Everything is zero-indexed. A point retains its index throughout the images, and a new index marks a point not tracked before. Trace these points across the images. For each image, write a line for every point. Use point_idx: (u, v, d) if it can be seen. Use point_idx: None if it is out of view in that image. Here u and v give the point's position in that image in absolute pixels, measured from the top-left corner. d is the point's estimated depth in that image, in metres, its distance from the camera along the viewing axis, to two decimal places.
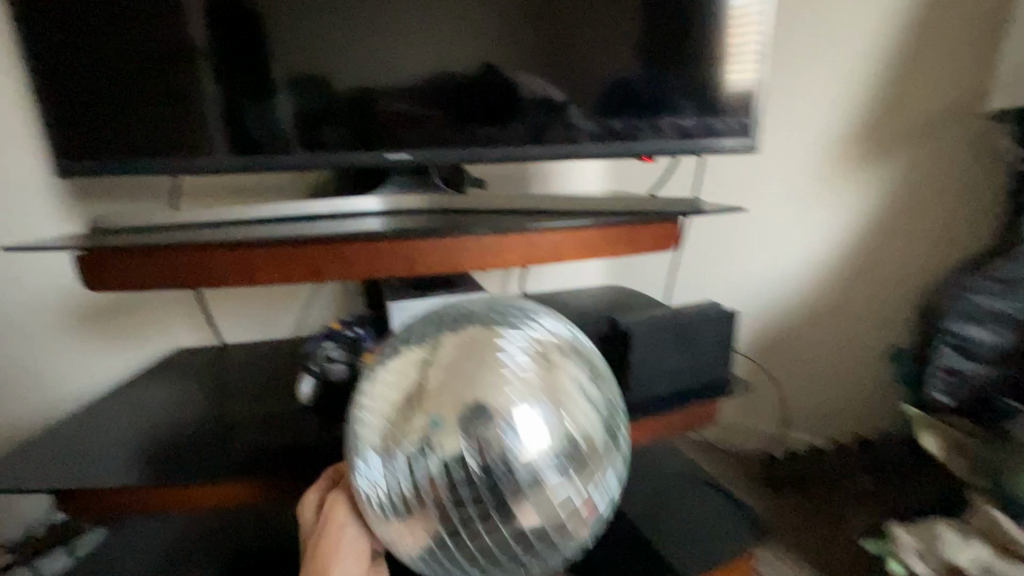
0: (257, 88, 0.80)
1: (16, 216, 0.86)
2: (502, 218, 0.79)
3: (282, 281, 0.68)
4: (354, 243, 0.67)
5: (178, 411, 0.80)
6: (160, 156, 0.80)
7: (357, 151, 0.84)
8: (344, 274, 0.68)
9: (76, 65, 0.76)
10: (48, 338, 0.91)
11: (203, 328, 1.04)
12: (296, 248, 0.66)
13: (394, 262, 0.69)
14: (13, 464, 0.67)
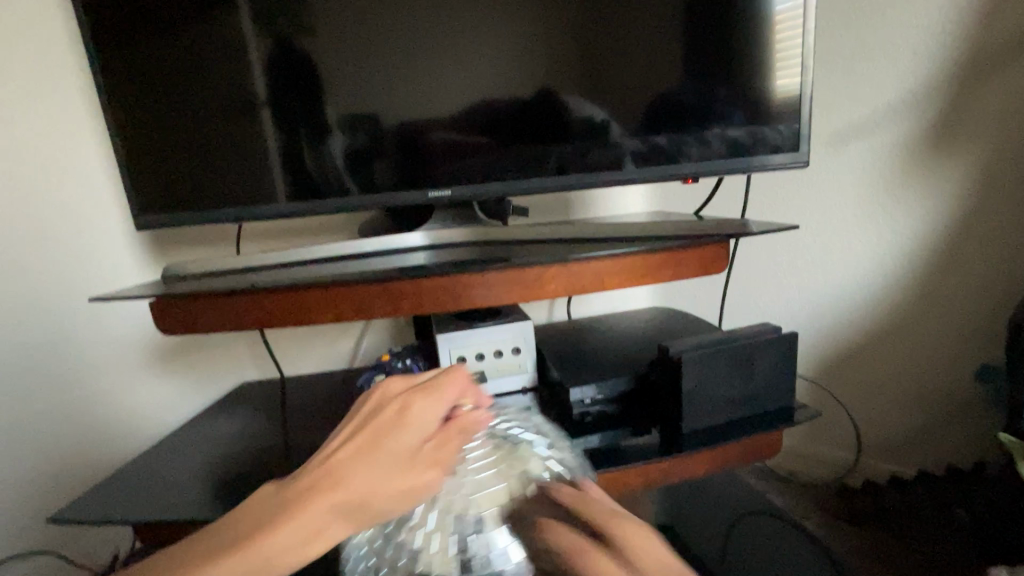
0: (311, 138, 0.86)
1: (105, 271, 0.95)
2: (544, 248, 0.79)
3: (334, 321, 0.71)
4: (400, 281, 0.69)
5: (243, 443, 0.84)
6: (227, 205, 0.87)
7: (402, 190, 0.87)
8: (391, 311, 0.70)
9: (155, 127, 0.84)
10: (131, 376, 0.99)
11: (268, 362, 1.10)
12: (347, 290, 0.69)
13: (440, 298, 0.70)
14: (101, 496, 0.72)
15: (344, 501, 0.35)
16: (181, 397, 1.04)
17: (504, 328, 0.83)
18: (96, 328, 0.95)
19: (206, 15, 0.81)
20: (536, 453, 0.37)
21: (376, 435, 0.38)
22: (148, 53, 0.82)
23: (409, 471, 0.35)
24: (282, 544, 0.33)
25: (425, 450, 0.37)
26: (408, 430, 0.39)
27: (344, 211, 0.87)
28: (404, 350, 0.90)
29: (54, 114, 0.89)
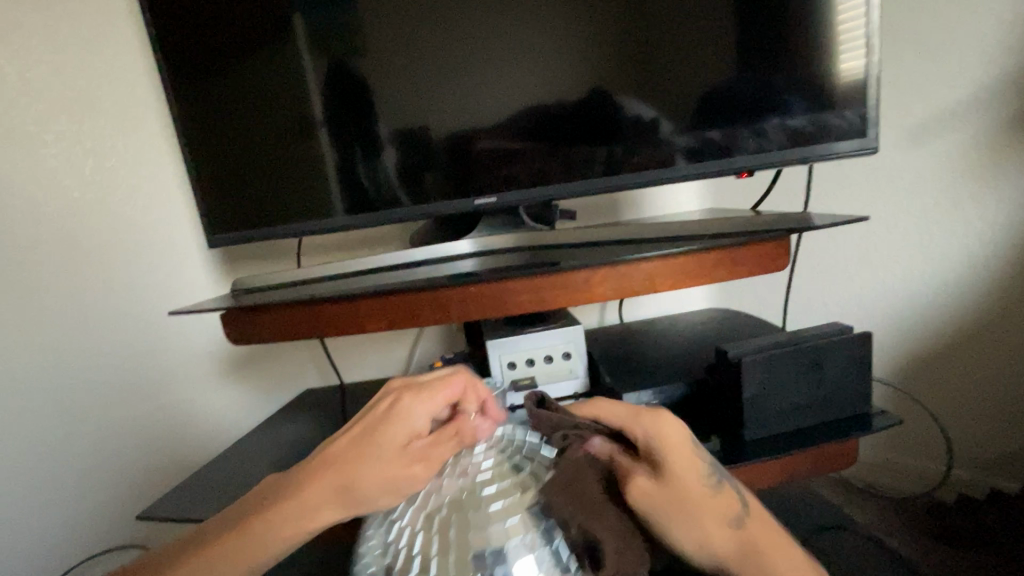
0: (363, 153, 0.89)
1: (182, 286, 1.03)
2: (591, 251, 0.78)
3: (386, 328, 0.73)
4: (446, 287, 0.70)
5: (306, 445, 0.88)
6: (290, 220, 0.92)
7: (450, 199, 0.89)
8: (439, 317, 0.71)
9: (224, 150, 0.90)
10: (208, 382, 1.06)
11: (328, 368, 1.15)
12: (398, 298, 0.71)
13: (487, 304, 0.70)
14: (181, 495, 0.78)
15: (342, 483, 0.41)
16: (253, 401, 1.11)
17: (555, 334, 0.82)
18: (175, 339, 1.03)
19: (265, 45, 0.86)
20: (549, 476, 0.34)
21: (380, 428, 0.43)
22: (216, 83, 0.88)
23: (395, 466, 0.38)
24: (278, 519, 0.42)
25: (412, 448, 0.39)
26: (402, 425, 0.42)
27: (395, 222, 0.90)
28: (455, 357, 0.91)
29: (139, 145, 0.98)
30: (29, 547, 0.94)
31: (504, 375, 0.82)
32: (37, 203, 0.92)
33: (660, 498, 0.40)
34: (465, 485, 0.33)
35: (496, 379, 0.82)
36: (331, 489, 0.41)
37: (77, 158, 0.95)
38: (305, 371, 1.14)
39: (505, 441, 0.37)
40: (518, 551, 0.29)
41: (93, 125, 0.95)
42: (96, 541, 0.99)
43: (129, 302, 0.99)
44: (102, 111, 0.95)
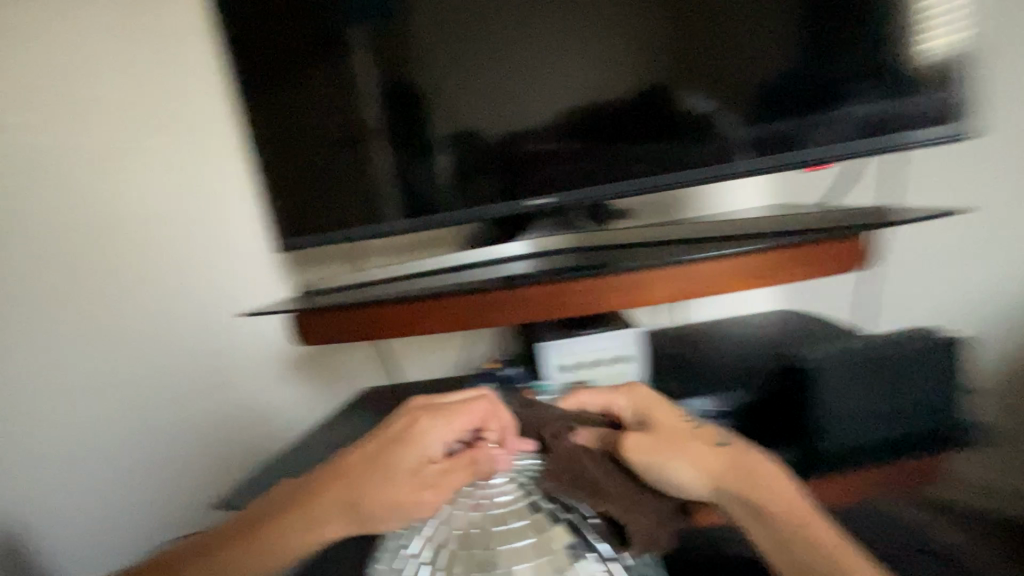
0: (419, 155, 0.91)
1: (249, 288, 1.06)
2: (646, 251, 0.75)
3: (438, 330, 0.74)
4: (498, 290, 0.70)
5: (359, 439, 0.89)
6: (349, 223, 0.94)
7: (504, 201, 0.89)
8: (490, 320, 0.72)
9: (289, 157, 0.94)
10: (272, 378, 1.11)
11: (382, 366, 1.16)
12: (449, 300, 0.72)
13: (539, 305, 0.70)
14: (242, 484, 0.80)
15: (355, 500, 0.49)
16: (317, 393, 1.13)
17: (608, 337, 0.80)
18: (244, 335, 1.08)
19: (329, 55, 0.90)
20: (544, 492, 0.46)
21: (402, 446, 0.51)
22: (283, 93, 0.93)
23: (416, 487, 0.48)
24: (289, 528, 0.50)
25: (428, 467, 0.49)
26: (416, 449, 0.51)
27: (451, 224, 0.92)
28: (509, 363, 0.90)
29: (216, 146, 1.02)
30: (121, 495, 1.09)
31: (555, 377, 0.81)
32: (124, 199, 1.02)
33: (650, 444, 0.53)
34: (481, 516, 0.44)
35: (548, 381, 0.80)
36: (340, 501, 0.50)
37: (166, 160, 1.02)
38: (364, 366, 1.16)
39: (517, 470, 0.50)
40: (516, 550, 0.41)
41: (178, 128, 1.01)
42: None
43: (205, 292, 1.06)
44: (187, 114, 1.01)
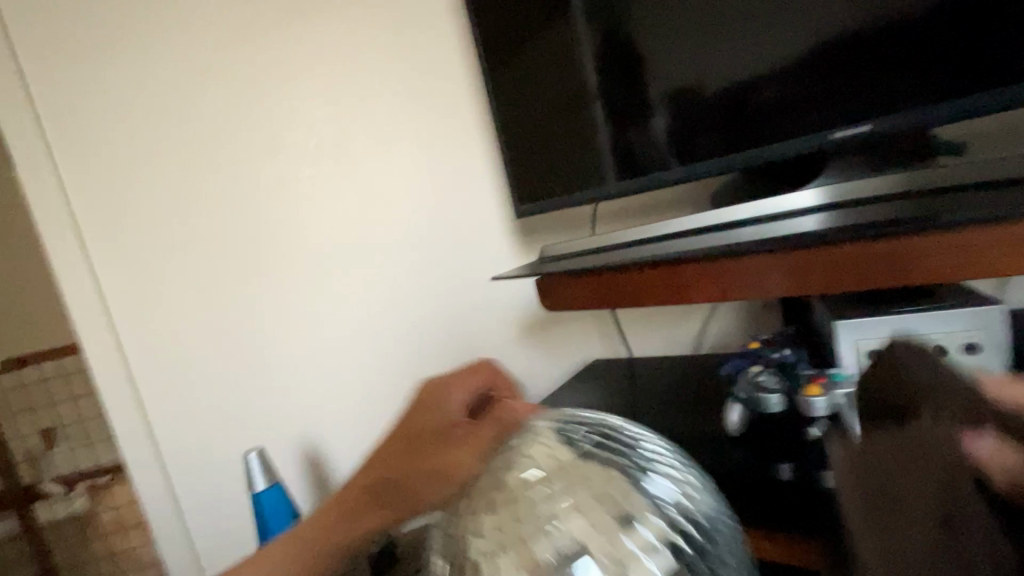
0: (637, 117, 0.82)
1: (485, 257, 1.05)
2: (1015, 193, 0.46)
3: (718, 299, 0.57)
4: (810, 249, 0.50)
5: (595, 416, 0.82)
6: (570, 192, 0.91)
7: (752, 149, 0.72)
8: (796, 290, 0.52)
9: (508, 134, 0.95)
10: (505, 347, 1.08)
11: (612, 340, 1.08)
12: (734, 263, 0.55)
13: (835, 274, 0.49)
14: None
15: (385, 489, 0.43)
16: (543, 368, 1.09)
17: (953, 317, 0.54)
18: (473, 307, 1.06)
19: (540, 21, 0.87)
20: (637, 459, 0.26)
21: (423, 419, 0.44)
22: (502, 72, 0.93)
23: (442, 450, 0.37)
24: (338, 532, 0.44)
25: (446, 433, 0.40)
26: (441, 414, 0.43)
27: (682, 181, 0.78)
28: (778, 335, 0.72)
29: (456, 127, 1.02)
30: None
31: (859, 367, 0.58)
32: (289, 181, 1.02)
33: None
34: (512, 474, 0.25)
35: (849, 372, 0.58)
36: (378, 506, 0.42)
37: (411, 145, 1.03)
38: (588, 339, 1.09)
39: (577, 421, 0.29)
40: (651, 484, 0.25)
41: (414, 111, 1.02)
42: None
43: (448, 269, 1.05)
44: (426, 96, 1.02)
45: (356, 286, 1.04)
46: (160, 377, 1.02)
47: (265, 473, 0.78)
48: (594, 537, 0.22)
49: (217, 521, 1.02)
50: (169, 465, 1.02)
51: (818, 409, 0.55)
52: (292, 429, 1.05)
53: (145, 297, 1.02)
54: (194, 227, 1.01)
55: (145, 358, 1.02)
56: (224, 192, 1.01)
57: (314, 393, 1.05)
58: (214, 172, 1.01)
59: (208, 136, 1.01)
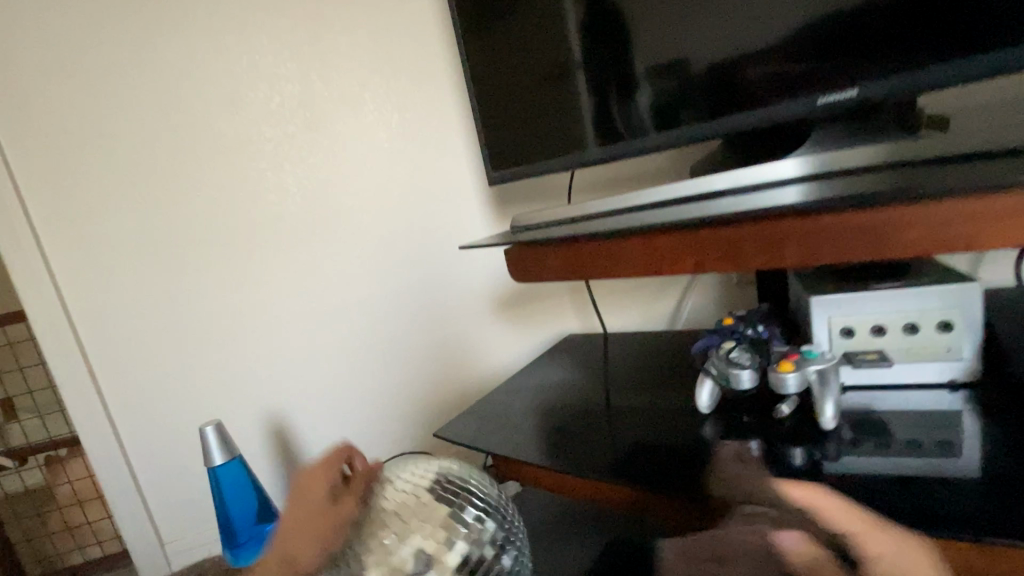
0: (620, 84, 0.77)
1: (462, 225, 1.02)
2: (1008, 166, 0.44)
3: (688, 272, 0.53)
4: (789, 220, 0.47)
5: (566, 391, 0.81)
6: (549, 159, 0.86)
7: (739, 112, 0.68)
8: (771, 263, 0.49)
9: (484, 97, 0.90)
10: (479, 320, 1.05)
11: (589, 315, 1.06)
12: (708, 232, 0.51)
13: (816, 247, 0.46)
14: (458, 419, 0.78)
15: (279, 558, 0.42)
16: (519, 344, 1.07)
17: (929, 293, 0.53)
18: (449, 279, 1.03)
19: None
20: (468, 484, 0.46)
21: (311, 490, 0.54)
22: (478, 29, 0.87)
23: (327, 512, 0.43)
24: None
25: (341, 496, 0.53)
26: (320, 485, 0.47)
27: (669, 147, 0.74)
28: (757, 311, 0.70)
29: (431, 96, 0.99)
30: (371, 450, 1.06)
31: (831, 343, 0.57)
32: (246, 145, 0.94)
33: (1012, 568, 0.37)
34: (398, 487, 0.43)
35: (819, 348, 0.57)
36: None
37: (384, 112, 0.98)
38: (566, 314, 1.07)
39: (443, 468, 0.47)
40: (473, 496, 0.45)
41: (387, 76, 0.97)
42: (383, 452, 1.07)
43: (421, 244, 1.01)
44: (401, 61, 0.97)
45: (323, 259, 0.99)
46: (110, 358, 0.95)
47: (223, 447, 0.75)
48: (440, 524, 0.41)
49: (183, 502, 1.01)
50: (130, 449, 0.98)
51: (789, 386, 0.54)
52: (255, 406, 1.01)
53: (91, 272, 0.92)
54: (141, 195, 0.92)
55: (96, 339, 0.94)
56: (174, 155, 0.92)
57: (278, 371, 1.01)
58: (167, 130, 0.92)
59: (159, 92, 0.91)
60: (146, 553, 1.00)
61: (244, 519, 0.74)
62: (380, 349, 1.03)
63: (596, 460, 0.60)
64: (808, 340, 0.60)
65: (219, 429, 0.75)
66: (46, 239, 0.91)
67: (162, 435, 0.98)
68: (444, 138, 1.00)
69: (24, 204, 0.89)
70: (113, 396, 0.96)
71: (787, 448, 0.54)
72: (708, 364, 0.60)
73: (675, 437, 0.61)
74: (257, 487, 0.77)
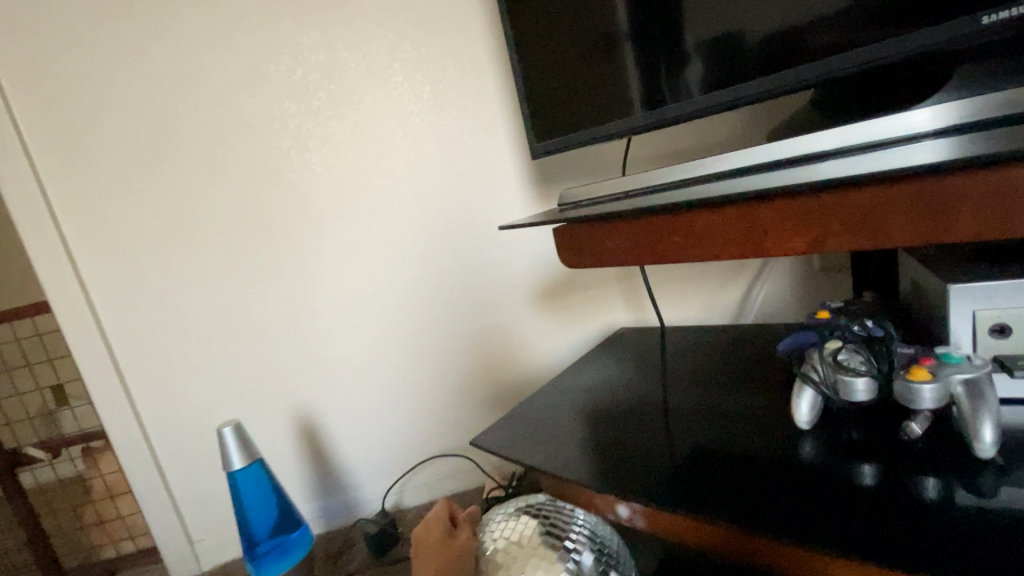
0: (672, 39, 0.62)
1: (499, 205, 0.93)
2: None
3: (804, 249, 0.41)
4: (941, 180, 0.35)
5: (619, 389, 0.72)
6: (587, 128, 0.72)
7: (834, 55, 0.52)
8: (931, 235, 0.36)
9: (517, 55, 0.76)
10: (519, 311, 0.96)
11: (641, 305, 0.95)
12: (833, 197, 0.39)
13: (980, 216, 0.34)
14: (498, 425, 0.69)
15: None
16: (562, 338, 0.97)
17: None
18: (486, 266, 0.94)
19: None
20: (563, 514, 0.52)
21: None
22: None
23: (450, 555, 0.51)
24: None
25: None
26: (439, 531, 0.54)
27: (743, 103, 0.58)
28: (858, 300, 0.58)
29: (465, 62, 0.88)
30: (402, 450, 0.99)
31: (976, 345, 0.45)
32: (266, 125, 0.87)
33: None
34: (507, 528, 0.52)
35: (961, 349, 0.45)
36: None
37: (414, 82, 0.88)
38: (614, 305, 0.96)
39: (541, 505, 0.54)
40: (570, 520, 0.52)
41: (417, 41, 0.87)
42: (418, 452, 1.00)
43: (454, 229, 0.93)
44: (432, 24, 0.87)
45: (350, 246, 0.92)
46: (135, 350, 0.91)
47: (242, 449, 0.68)
48: (547, 552, 0.48)
49: (211, 499, 0.97)
50: (156, 445, 0.94)
51: (925, 400, 0.42)
52: (281, 402, 0.95)
53: (113, 262, 0.88)
54: (161, 178, 0.87)
55: (119, 330, 0.90)
56: (192, 137, 0.86)
57: (305, 366, 0.95)
58: (185, 108, 0.86)
59: (176, 65, 0.84)
60: (175, 551, 0.97)
61: (265, 526, 0.68)
62: (412, 342, 0.96)
63: (665, 485, 0.50)
64: (940, 340, 0.48)
65: (238, 430, 0.69)
66: (65, 225, 0.87)
67: (189, 430, 0.94)
68: (479, 109, 0.90)
69: (43, 188, 0.85)
70: (138, 389, 0.92)
71: (917, 478, 0.43)
72: (807, 369, 0.49)
73: (762, 456, 0.50)
74: (279, 491, 0.71)
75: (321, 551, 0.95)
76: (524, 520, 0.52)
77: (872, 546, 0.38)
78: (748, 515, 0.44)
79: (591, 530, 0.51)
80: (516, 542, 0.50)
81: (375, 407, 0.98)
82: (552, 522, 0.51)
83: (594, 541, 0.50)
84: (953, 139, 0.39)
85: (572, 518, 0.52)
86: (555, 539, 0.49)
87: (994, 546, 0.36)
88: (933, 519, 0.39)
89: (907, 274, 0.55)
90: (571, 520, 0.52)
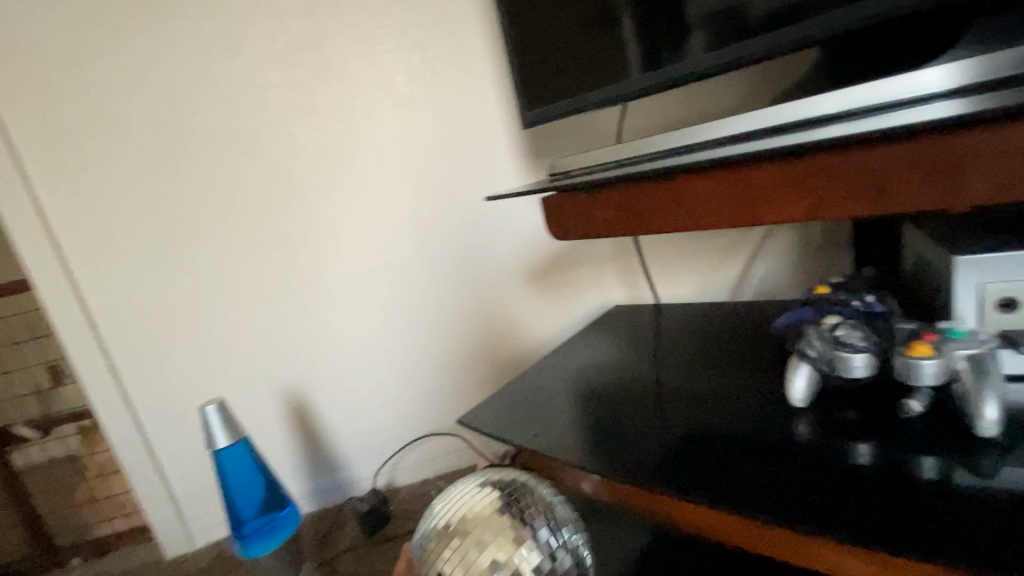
0: (667, 1, 0.59)
1: (491, 179, 0.90)
2: None
3: (803, 217, 0.39)
4: (951, 141, 0.33)
5: (610, 367, 0.70)
6: (580, 95, 0.69)
7: (841, 11, 0.48)
8: (938, 200, 0.34)
9: (508, 20, 0.72)
10: (511, 289, 0.94)
11: (636, 283, 0.93)
12: (835, 159, 0.36)
13: (992, 179, 0.32)
14: (487, 405, 0.67)
15: None
16: (555, 317, 0.96)
17: None
18: (478, 241, 0.91)
19: None
20: (540, 492, 0.51)
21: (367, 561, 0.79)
22: None
23: None
24: None
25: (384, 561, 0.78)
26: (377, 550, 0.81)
27: (745, 64, 0.55)
28: (859, 275, 0.56)
29: (454, 29, 0.85)
30: (393, 430, 0.99)
31: (983, 320, 0.43)
32: (247, 95, 0.84)
33: None
34: (473, 504, 0.50)
35: (968, 324, 0.43)
36: None
37: (402, 51, 0.85)
38: (608, 283, 0.94)
39: (511, 480, 0.52)
40: (545, 502, 0.50)
41: (403, 7, 0.83)
42: (409, 430, 0.99)
43: (444, 205, 0.90)
44: None
45: (337, 223, 0.89)
46: (120, 329, 0.89)
47: (227, 428, 0.67)
48: (514, 540, 0.47)
49: (203, 479, 0.96)
50: (145, 425, 0.93)
51: (926, 376, 0.40)
52: (271, 381, 0.94)
53: (92, 240, 0.86)
54: (140, 153, 0.84)
55: (103, 308, 0.89)
56: (169, 108, 0.83)
57: (293, 346, 0.93)
58: (165, 78, 0.82)
59: (152, 35, 0.81)
60: (167, 531, 0.97)
61: (252, 506, 0.67)
62: (402, 321, 0.94)
63: (656, 465, 0.48)
64: (944, 315, 0.46)
65: (222, 408, 0.67)
66: (43, 201, 0.84)
67: (179, 410, 0.93)
68: (470, 78, 0.86)
69: (19, 161, 0.82)
70: (124, 368, 0.91)
71: (914, 457, 0.42)
72: (803, 345, 0.47)
73: (755, 434, 0.49)
74: (265, 470, 0.70)
75: (312, 531, 0.95)
76: (495, 497, 0.50)
77: (871, 528, 0.37)
78: (737, 496, 0.42)
79: (562, 511, 0.50)
80: (481, 520, 0.48)
81: (366, 385, 0.96)
82: (526, 500, 0.50)
83: (564, 528, 0.49)
84: (964, 98, 0.36)
85: (546, 499, 0.51)
86: (528, 525, 0.48)
87: (994, 527, 0.34)
88: (933, 498, 0.38)
89: (911, 247, 0.53)
90: (545, 501, 0.51)
